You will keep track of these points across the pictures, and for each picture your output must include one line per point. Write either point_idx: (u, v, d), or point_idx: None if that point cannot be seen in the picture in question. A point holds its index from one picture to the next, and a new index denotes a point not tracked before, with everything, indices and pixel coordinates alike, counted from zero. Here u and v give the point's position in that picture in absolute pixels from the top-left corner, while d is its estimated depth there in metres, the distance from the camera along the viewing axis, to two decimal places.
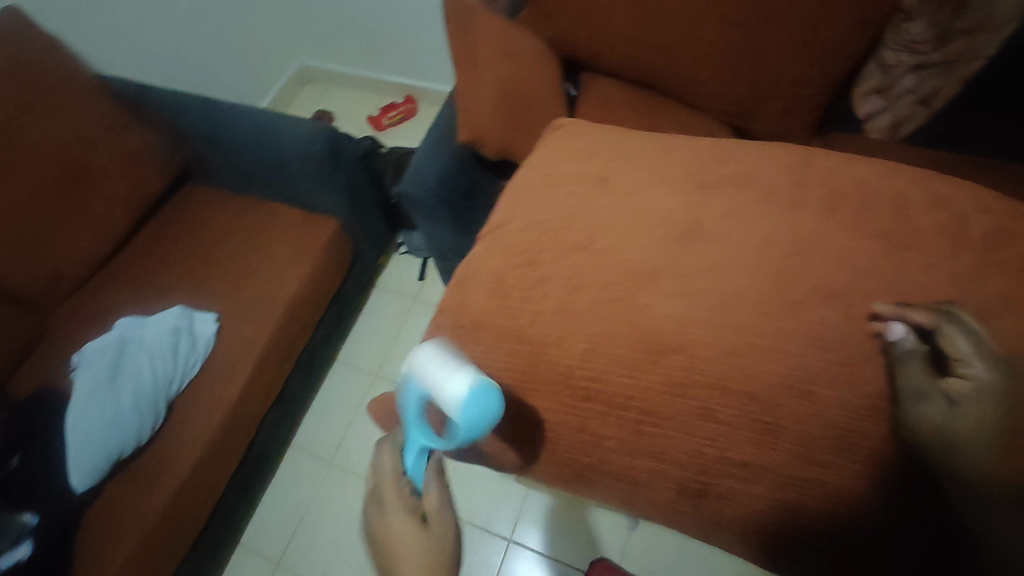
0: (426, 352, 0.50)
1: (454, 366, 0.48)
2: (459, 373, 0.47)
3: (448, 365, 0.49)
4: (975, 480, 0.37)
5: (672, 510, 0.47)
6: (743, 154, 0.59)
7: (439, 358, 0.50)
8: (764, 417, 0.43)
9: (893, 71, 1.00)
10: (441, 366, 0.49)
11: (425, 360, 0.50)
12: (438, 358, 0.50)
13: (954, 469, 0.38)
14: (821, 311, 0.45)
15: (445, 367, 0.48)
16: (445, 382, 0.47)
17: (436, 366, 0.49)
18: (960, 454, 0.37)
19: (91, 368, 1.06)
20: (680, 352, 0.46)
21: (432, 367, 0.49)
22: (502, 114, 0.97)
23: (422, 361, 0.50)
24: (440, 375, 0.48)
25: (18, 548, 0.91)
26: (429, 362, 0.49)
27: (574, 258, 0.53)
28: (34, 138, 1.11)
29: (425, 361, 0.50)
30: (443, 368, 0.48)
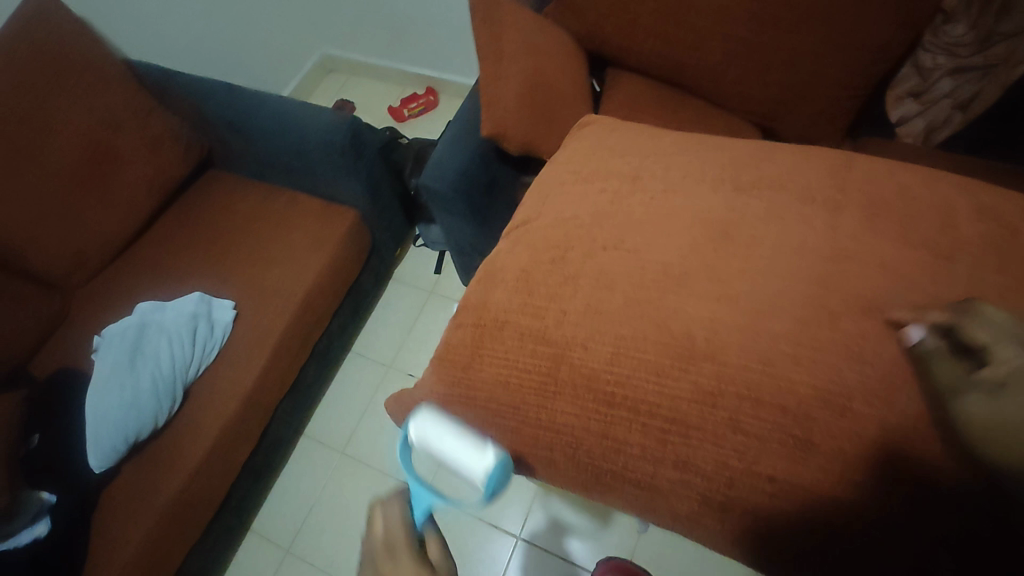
0: (429, 423, 0.49)
1: (461, 439, 0.48)
2: (478, 450, 0.47)
3: (457, 438, 0.48)
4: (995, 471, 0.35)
5: (695, 522, 0.44)
6: (778, 156, 0.57)
7: (451, 429, 0.49)
8: (797, 431, 0.41)
9: (930, 74, 0.96)
10: (457, 441, 0.48)
11: (437, 432, 0.49)
12: (450, 429, 0.49)
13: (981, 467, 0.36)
14: (860, 324, 0.43)
15: (462, 444, 0.47)
16: (466, 460, 0.47)
17: (452, 441, 0.48)
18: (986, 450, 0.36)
19: (112, 351, 1.07)
20: (709, 360, 0.44)
21: (447, 441, 0.48)
22: (527, 108, 0.95)
23: (434, 434, 0.49)
24: (459, 452, 0.47)
25: (35, 525, 0.92)
26: (443, 436, 0.48)
27: (601, 259, 0.52)
28: (61, 122, 1.12)
29: (437, 434, 0.49)
30: (452, 443, 0.48)
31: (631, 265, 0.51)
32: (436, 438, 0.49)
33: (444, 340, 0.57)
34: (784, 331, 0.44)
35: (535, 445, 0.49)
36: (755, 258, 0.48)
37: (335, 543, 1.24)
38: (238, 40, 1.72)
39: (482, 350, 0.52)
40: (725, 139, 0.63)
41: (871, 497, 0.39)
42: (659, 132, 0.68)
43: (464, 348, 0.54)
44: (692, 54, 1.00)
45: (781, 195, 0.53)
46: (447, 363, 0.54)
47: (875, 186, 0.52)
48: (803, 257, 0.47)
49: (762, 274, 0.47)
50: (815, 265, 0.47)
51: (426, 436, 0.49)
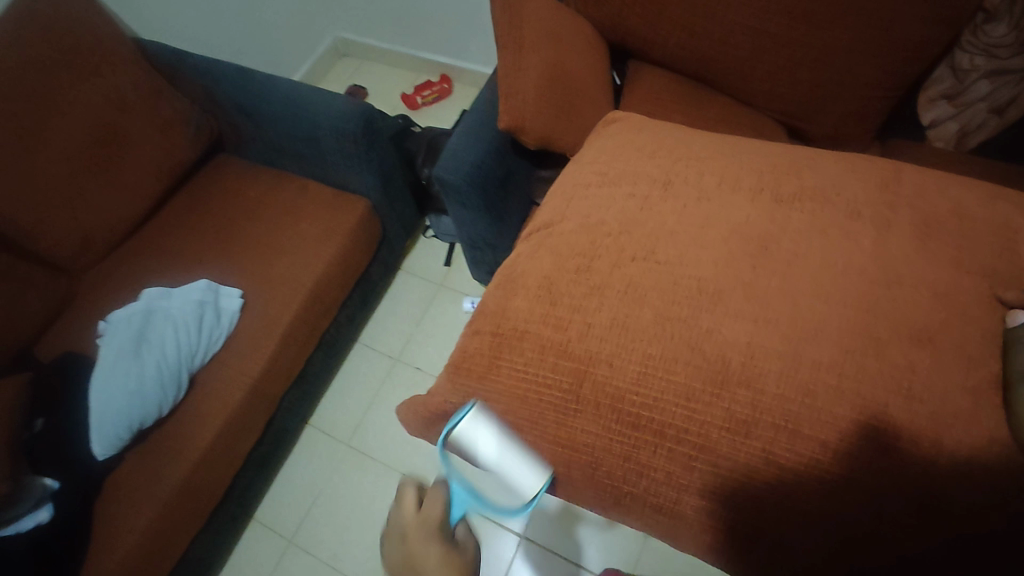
0: (480, 436, 0.50)
1: (513, 453, 0.50)
2: (531, 470, 0.49)
3: (509, 452, 0.50)
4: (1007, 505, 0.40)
5: (716, 548, 0.47)
6: (807, 174, 0.56)
7: (506, 443, 0.50)
8: (834, 468, 0.43)
9: (966, 76, 0.91)
10: (514, 460, 0.49)
11: (495, 446, 0.50)
12: (506, 444, 0.50)
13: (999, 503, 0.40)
14: (910, 354, 0.44)
15: (515, 460, 0.49)
16: (520, 481, 0.49)
17: (509, 458, 0.49)
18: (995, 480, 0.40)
19: (117, 337, 1.06)
20: (746, 387, 0.46)
21: (504, 457, 0.49)
22: (546, 102, 0.92)
23: (490, 446, 0.50)
24: (518, 469, 0.49)
25: (39, 512, 0.92)
26: (501, 452, 0.49)
27: (629, 269, 0.53)
28: (67, 101, 1.10)
29: (493, 448, 0.50)
30: (507, 457, 0.49)
31: (662, 276, 0.52)
32: (494, 451, 0.49)
33: (459, 347, 0.58)
34: (825, 360, 0.45)
35: (553, 462, 0.51)
36: (792, 278, 0.49)
37: (338, 536, 1.23)
38: (252, 21, 1.69)
39: (499, 361, 0.54)
40: (755, 147, 0.61)
41: (897, 536, 0.40)
42: (688, 134, 0.65)
43: (481, 356, 0.55)
44: (720, 49, 0.95)
45: (812, 217, 0.53)
46: (463, 372, 0.56)
47: (902, 213, 0.52)
48: (834, 280, 0.49)
49: (797, 296, 0.48)
50: (842, 292, 0.48)
51: (482, 447, 0.50)
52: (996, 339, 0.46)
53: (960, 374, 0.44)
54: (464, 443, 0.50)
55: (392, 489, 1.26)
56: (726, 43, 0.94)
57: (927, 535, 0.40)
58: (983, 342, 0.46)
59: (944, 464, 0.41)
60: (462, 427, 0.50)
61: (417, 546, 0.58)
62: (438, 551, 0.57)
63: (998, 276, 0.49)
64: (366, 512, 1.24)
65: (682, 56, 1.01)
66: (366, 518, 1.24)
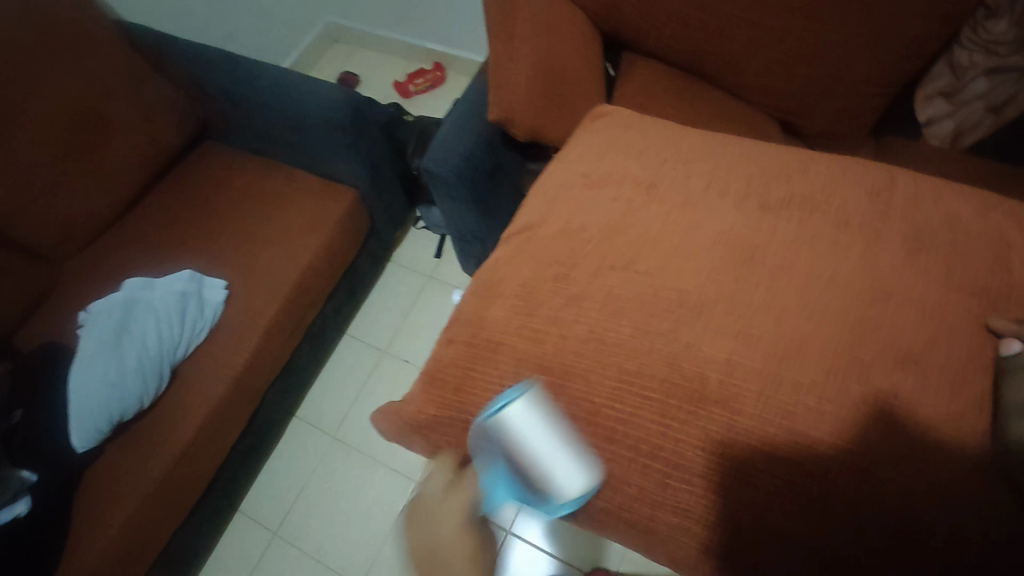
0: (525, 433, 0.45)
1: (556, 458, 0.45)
2: (581, 470, 0.45)
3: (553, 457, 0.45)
4: (991, 525, 0.39)
5: (691, 567, 0.45)
6: (795, 180, 0.55)
7: (556, 434, 0.45)
8: (811, 488, 0.42)
9: (964, 73, 0.89)
10: (564, 458, 0.45)
11: (540, 439, 0.45)
12: (558, 437, 0.45)
13: (981, 521, 0.39)
14: (883, 376, 0.44)
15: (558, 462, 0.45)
16: (567, 483, 0.45)
17: (557, 455, 0.45)
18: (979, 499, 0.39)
19: (98, 327, 1.04)
20: (721, 407, 0.45)
21: (550, 453, 0.45)
22: (536, 97, 0.90)
23: (539, 440, 0.45)
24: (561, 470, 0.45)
25: (17, 504, 0.89)
26: (550, 446, 0.45)
27: (608, 278, 0.52)
28: (46, 84, 1.07)
29: (541, 440, 0.45)
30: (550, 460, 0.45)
31: (639, 287, 0.50)
32: (531, 449, 0.45)
33: (435, 356, 0.57)
34: (808, 380, 0.44)
35: None
36: (780, 288, 0.48)
37: (323, 529, 1.22)
38: (241, 5, 1.65)
39: (473, 371, 0.53)
40: (744, 150, 0.60)
41: (873, 560, 0.39)
42: (677, 134, 0.64)
43: (456, 367, 0.54)
44: (714, 45, 0.93)
45: (799, 226, 0.51)
46: (437, 383, 0.55)
47: (891, 223, 0.51)
48: (821, 295, 0.47)
49: (782, 309, 0.47)
50: (826, 305, 0.47)
51: (530, 439, 0.45)
52: (985, 355, 0.45)
53: (943, 395, 0.43)
54: (509, 429, 0.45)
55: (378, 483, 1.25)
56: (721, 36, 0.92)
57: (905, 558, 0.39)
58: (969, 360, 0.45)
59: (924, 486, 0.40)
60: (513, 408, 0.45)
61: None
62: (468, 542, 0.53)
63: (989, 292, 0.47)
64: (350, 507, 1.23)
65: (675, 49, 0.98)
66: (349, 513, 1.23)
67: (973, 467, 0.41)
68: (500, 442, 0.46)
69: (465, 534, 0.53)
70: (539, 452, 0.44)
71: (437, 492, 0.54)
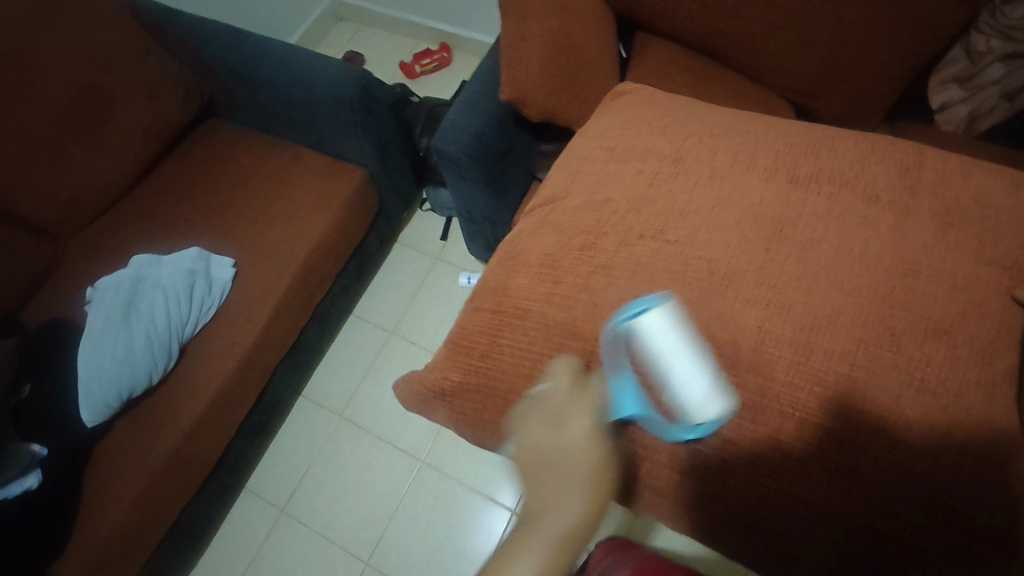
0: (665, 330, 0.44)
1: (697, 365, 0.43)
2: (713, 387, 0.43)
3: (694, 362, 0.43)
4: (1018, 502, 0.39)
5: (717, 535, 0.47)
6: (823, 156, 0.55)
7: (693, 343, 0.44)
8: (840, 458, 0.42)
9: (979, 58, 0.89)
10: (698, 370, 0.43)
11: (680, 342, 0.43)
12: (694, 350, 0.43)
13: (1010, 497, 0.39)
14: (912, 348, 0.44)
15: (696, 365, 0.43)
16: (704, 390, 0.42)
17: (691, 363, 0.43)
18: (1010, 477, 0.40)
19: (106, 304, 1.04)
20: (752, 373, 0.45)
21: (683, 361, 0.43)
22: (551, 74, 0.89)
23: (674, 344, 0.43)
24: (698, 375, 0.43)
25: (27, 478, 0.88)
26: (684, 353, 0.43)
27: (636, 248, 0.52)
28: (47, 57, 1.05)
29: (680, 345, 0.43)
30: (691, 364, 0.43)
31: (666, 256, 0.50)
32: (677, 351, 0.43)
33: (459, 324, 0.58)
34: (839, 350, 0.44)
35: None
36: (809, 263, 0.48)
37: (329, 507, 1.23)
38: None
39: (500, 338, 0.53)
40: (770, 125, 0.59)
41: (900, 530, 0.40)
42: (702, 109, 0.63)
43: (482, 334, 0.55)
44: (731, 23, 0.92)
45: (827, 202, 0.51)
46: (462, 350, 0.56)
47: (920, 198, 0.51)
48: (849, 270, 0.47)
49: (811, 283, 0.47)
50: (853, 280, 0.47)
51: (663, 343, 0.43)
52: (1011, 335, 0.45)
53: (973, 368, 0.43)
54: (649, 331, 0.44)
55: (385, 462, 1.26)
56: (738, 16, 0.91)
57: (929, 529, 0.40)
58: (997, 335, 0.45)
59: (953, 461, 0.41)
60: (655, 312, 0.45)
61: (570, 435, 0.45)
62: (592, 454, 0.44)
63: (1018, 270, 0.47)
64: (357, 484, 1.24)
65: (692, 30, 0.97)
66: (356, 490, 1.24)
67: (1006, 442, 0.41)
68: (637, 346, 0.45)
69: (591, 443, 0.45)
70: (678, 354, 0.43)
71: (560, 394, 0.47)
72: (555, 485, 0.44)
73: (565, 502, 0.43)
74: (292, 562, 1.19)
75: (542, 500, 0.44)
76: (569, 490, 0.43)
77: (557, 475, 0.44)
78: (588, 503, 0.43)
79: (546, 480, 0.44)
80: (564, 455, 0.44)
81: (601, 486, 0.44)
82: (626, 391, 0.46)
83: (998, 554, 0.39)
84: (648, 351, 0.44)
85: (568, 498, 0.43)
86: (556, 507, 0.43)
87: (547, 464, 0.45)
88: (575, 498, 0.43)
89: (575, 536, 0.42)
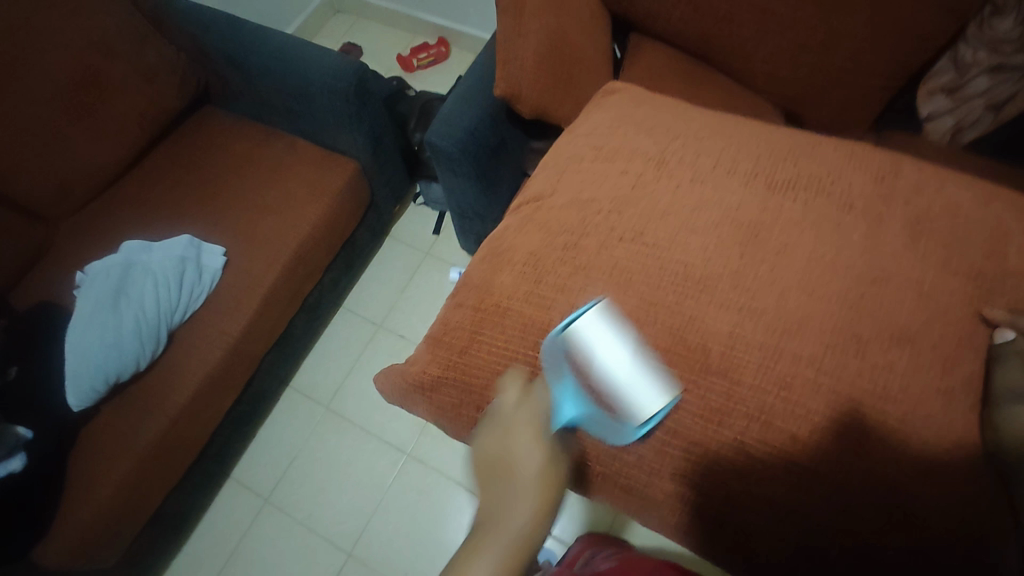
0: (597, 328, 0.48)
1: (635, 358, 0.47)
2: (657, 380, 0.46)
3: (631, 355, 0.47)
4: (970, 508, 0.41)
5: (686, 534, 0.48)
6: (803, 163, 0.56)
7: (627, 343, 0.48)
8: (802, 460, 0.44)
9: (966, 70, 0.91)
10: (637, 362, 0.47)
11: (618, 344, 0.47)
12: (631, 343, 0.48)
13: (960, 501, 0.41)
14: (883, 355, 0.45)
15: (634, 360, 0.47)
16: (644, 384, 0.46)
17: (630, 356, 0.47)
18: (958, 485, 0.42)
19: (94, 288, 1.04)
20: (723, 376, 0.47)
21: (626, 356, 0.47)
22: (544, 72, 0.90)
23: (612, 342, 0.47)
24: (636, 371, 0.46)
25: (11, 460, 0.90)
26: (627, 354, 0.47)
27: (616, 250, 0.53)
28: (44, 38, 1.05)
29: (616, 345, 0.47)
30: (627, 356, 0.47)
31: (643, 259, 0.52)
32: (615, 346, 0.47)
33: (441, 319, 0.59)
34: (806, 355, 0.46)
35: None
36: (782, 268, 0.50)
37: (314, 497, 1.24)
38: None
39: (480, 336, 0.54)
40: (753, 131, 0.61)
41: (861, 531, 0.42)
42: (688, 114, 0.64)
43: (462, 331, 0.56)
44: (723, 28, 0.93)
45: (803, 208, 0.53)
46: (443, 345, 0.57)
47: (895, 208, 0.52)
48: (820, 276, 0.49)
49: (784, 287, 0.49)
50: (825, 285, 0.48)
51: (602, 345, 0.47)
52: (973, 347, 0.46)
53: (934, 376, 0.45)
54: (584, 335, 0.48)
55: (370, 455, 1.26)
56: (730, 21, 0.92)
57: (887, 531, 0.41)
58: (959, 344, 0.47)
59: (911, 466, 0.42)
60: (586, 317, 0.48)
61: (518, 443, 0.48)
62: (538, 459, 0.47)
63: (984, 280, 0.49)
64: (341, 477, 1.25)
65: (686, 34, 0.98)
66: (340, 483, 1.24)
67: (957, 443, 0.43)
68: (574, 353, 0.48)
69: (537, 448, 0.48)
70: (613, 354, 0.47)
71: (509, 402, 0.50)
72: (510, 494, 0.46)
73: (517, 507, 0.46)
74: (276, 551, 1.20)
75: (494, 503, 0.47)
76: (515, 495, 0.46)
77: (507, 488, 0.47)
78: (539, 504, 0.46)
79: (496, 481, 0.47)
80: (509, 474, 0.47)
81: (547, 494, 0.47)
82: (567, 397, 0.49)
83: (949, 559, 0.41)
84: (586, 355, 0.47)
85: (522, 486, 0.46)
86: (508, 514, 0.45)
87: (505, 467, 0.47)
88: (518, 528, 0.45)
89: (527, 544, 0.45)
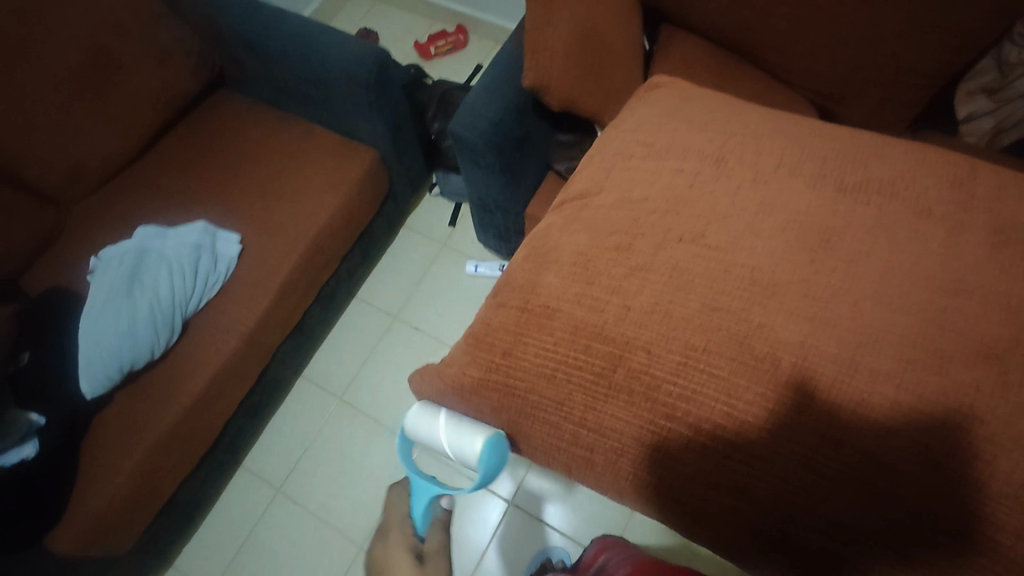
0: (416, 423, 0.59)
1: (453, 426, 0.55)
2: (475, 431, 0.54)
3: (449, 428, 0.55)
4: None
5: (738, 549, 0.46)
6: (871, 165, 0.53)
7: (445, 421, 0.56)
8: (876, 481, 0.41)
9: (1013, 70, 0.85)
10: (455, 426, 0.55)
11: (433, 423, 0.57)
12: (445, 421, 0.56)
13: None
14: (971, 372, 0.42)
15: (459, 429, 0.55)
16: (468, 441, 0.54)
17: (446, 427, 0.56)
18: None
19: (109, 273, 1.02)
20: (792, 389, 0.44)
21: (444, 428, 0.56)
22: (578, 63, 0.87)
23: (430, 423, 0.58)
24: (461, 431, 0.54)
25: (23, 447, 0.88)
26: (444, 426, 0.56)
27: (674, 251, 0.50)
28: (57, 18, 1.02)
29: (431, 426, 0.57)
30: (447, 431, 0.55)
31: (703, 262, 0.49)
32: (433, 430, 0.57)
33: (481, 319, 0.57)
34: (884, 370, 0.43)
35: (575, 444, 0.50)
36: (854, 276, 0.47)
37: (326, 489, 1.22)
38: None
39: (525, 338, 0.52)
40: (812, 132, 0.58)
41: (925, 553, 0.40)
42: (740, 111, 0.62)
43: (505, 331, 0.53)
44: (765, 21, 0.90)
45: (876, 212, 0.50)
46: (484, 346, 0.54)
47: (966, 215, 0.50)
48: (892, 286, 0.46)
49: (854, 297, 0.46)
50: (898, 296, 0.46)
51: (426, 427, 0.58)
52: None
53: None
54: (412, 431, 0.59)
55: (383, 447, 1.25)
56: (772, 15, 0.88)
57: (957, 555, 0.39)
58: None
59: (1009, 491, 0.39)
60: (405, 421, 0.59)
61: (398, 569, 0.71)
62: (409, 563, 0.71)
63: None
64: (354, 470, 1.23)
65: (725, 26, 0.94)
66: (353, 475, 1.23)
67: None
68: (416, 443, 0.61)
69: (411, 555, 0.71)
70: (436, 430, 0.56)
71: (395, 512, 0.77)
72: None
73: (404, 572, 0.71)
74: (286, 541, 1.19)
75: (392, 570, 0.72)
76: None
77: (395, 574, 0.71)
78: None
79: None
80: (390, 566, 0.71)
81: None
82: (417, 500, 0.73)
83: None
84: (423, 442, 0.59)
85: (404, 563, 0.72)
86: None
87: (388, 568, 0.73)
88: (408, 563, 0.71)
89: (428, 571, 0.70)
